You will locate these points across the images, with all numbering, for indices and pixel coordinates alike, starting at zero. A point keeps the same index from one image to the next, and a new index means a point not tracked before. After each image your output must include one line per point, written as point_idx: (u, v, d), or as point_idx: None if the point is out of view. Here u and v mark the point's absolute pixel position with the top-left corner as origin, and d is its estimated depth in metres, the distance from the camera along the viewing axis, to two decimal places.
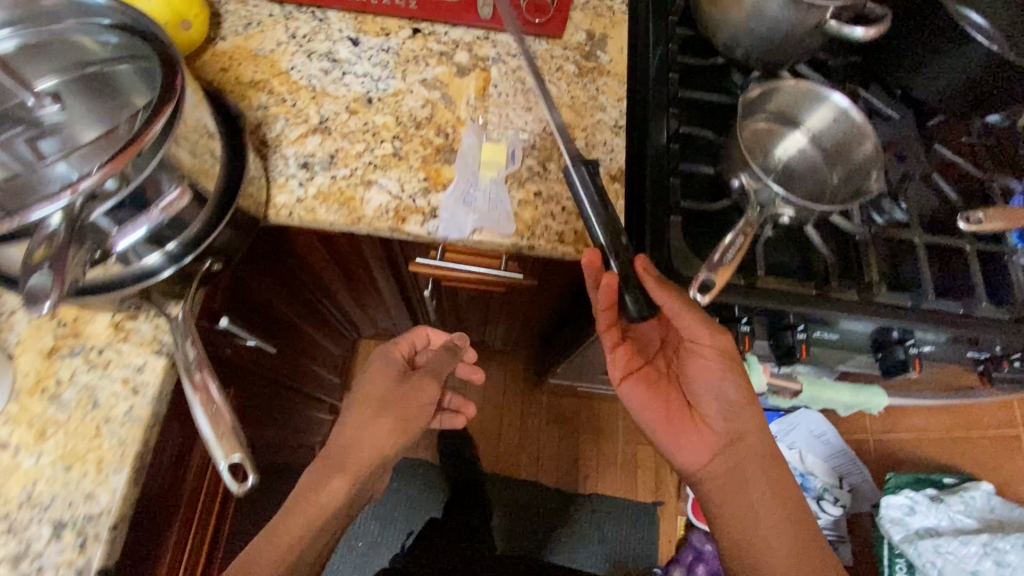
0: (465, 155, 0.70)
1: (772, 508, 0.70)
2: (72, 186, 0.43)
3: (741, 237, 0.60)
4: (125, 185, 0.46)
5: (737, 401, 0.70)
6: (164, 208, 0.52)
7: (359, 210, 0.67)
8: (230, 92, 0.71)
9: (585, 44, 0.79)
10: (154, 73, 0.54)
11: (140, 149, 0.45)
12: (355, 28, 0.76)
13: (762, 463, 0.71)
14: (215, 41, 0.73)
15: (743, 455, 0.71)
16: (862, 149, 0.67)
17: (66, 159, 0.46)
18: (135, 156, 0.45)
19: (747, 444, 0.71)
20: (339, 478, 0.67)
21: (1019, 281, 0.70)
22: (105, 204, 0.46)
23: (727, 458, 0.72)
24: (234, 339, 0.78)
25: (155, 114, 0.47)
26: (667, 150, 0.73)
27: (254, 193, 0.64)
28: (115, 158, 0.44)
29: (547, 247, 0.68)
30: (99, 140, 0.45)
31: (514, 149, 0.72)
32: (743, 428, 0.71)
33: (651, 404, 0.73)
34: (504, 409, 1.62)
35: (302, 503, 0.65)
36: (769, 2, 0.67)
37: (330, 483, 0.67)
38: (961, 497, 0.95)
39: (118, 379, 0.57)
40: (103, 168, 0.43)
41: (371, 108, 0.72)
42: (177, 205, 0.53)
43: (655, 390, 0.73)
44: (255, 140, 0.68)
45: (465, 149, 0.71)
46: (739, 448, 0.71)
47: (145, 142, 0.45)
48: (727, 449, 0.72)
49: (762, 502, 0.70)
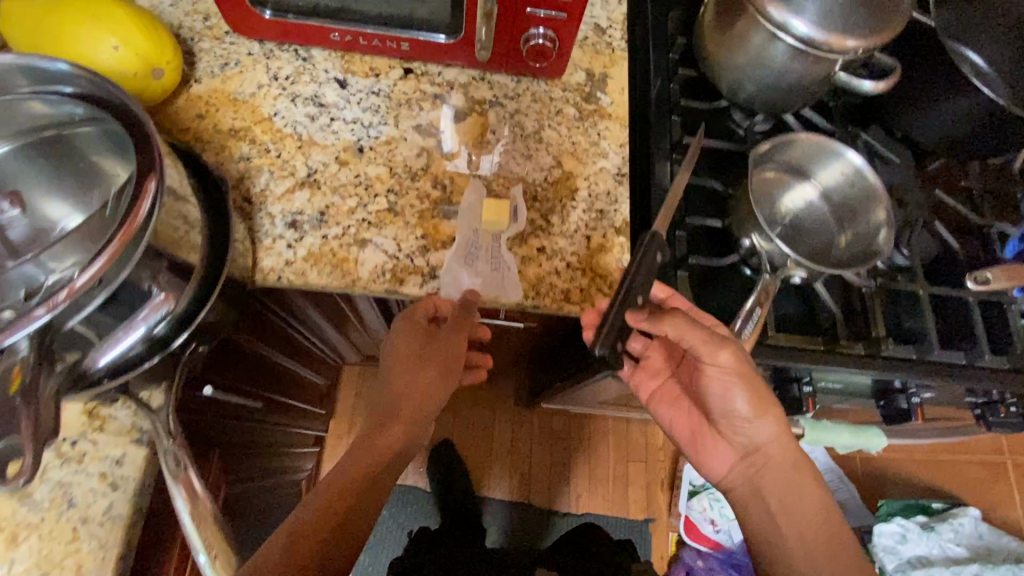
0: (467, 211, 0.67)
1: (798, 511, 0.65)
2: (70, 285, 0.41)
3: (760, 309, 0.63)
4: (119, 272, 0.44)
5: (750, 413, 0.66)
6: (143, 318, 0.49)
7: (354, 272, 0.62)
8: (208, 141, 0.65)
9: (585, 84, 0.76)
10: (126, 147, 0.49)
11: (136, 229, 0.44)
12: (341, 68, 0.72)
13: (785, 472, 0.66)
14: (189, 84, 0.68)
15: (766, 468, 0.67)
16: (872, 209, 0.66)
17: (48, 255, 0.45)
18: (131, 239, 0.44)
19: (767, 453, 0.67)
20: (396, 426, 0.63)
21: (1017, 330, 0.70)
22: (97, 297, 0.44)
23: (749, 470, 0.68)
24: (218, 402, 0.73)
25: (139, 187, 0.45)
26: (672, 199, 0.71)
27: (239, 260, 0.59)
28: (111, 246, 0.42)
29: (553, 307, 0.65)
30: (86, 230, 0.45)
31: (517, 205, 0.68)
32: (760, 440, 0.67)
33: (675, 417, 0.74)
34: (494, 430, 1.59)
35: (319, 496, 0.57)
36: (776, 53, 0.65)
37: (387, 431, 0.62)
38: (952, 525, 1.02)
39: (94, 474, 0.52)
40: (100, 259, 0.42)
41: (362, 159, 0.67)
42: (156, 312, 0.50)
43: (676, 404, 0.74)
44: (236, 197, 0.63)
45: (466, 204, 0.68)
46: (760, 460, 0.67)
47: (138, 222, 0.44)
48: (750, 460, 0.68)
49: (784, 510, 0.65)
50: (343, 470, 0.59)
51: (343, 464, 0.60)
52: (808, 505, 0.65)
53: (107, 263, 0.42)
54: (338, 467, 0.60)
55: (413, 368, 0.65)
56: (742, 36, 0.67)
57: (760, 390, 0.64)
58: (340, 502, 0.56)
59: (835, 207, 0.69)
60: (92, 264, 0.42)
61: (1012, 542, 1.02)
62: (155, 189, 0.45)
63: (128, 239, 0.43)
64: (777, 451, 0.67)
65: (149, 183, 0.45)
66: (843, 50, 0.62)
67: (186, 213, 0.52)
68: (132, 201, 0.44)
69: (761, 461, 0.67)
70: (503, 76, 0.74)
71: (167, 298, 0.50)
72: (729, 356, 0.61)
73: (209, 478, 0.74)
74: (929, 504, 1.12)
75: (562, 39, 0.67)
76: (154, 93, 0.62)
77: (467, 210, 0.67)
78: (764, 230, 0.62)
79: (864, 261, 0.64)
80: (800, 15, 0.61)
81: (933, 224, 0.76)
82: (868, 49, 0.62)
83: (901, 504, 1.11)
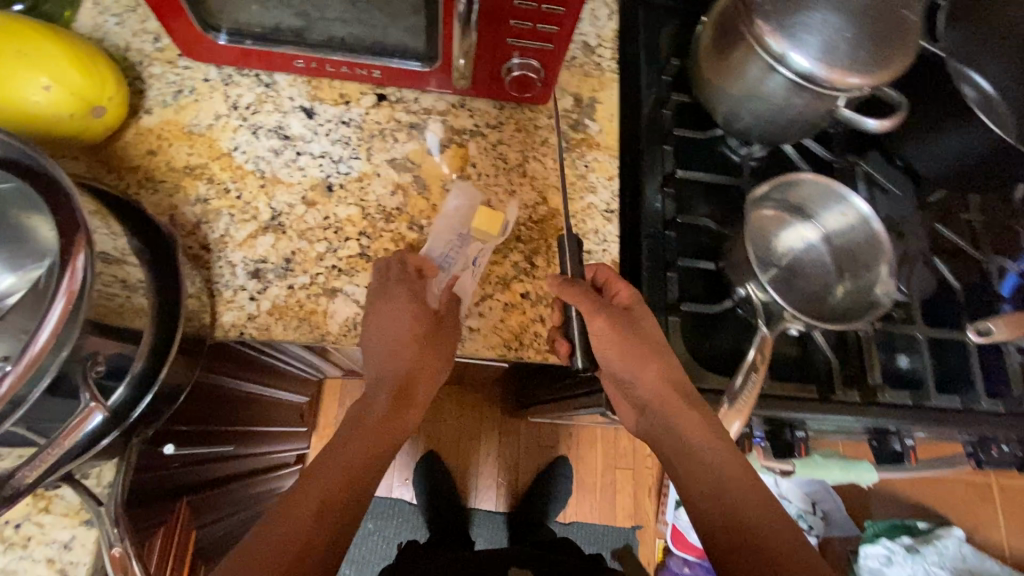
0: (451, 218, 0.64)
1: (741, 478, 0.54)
2: (22, 356, 0.37)
3: (754, 377, 0.56)
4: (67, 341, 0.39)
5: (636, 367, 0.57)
6: (70, 433, 0.42)
7: (323, 325, 0.58)
8: (161, 182, 0.60)
9: (572, 111, 0.71)
10: (37, 205, 0.43)
11: (79, 288, 0.39)
12: (308, 94, 0.66)
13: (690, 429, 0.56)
14: (139, 116, 0.62)
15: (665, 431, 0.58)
16: (873, 261, 0.62)
17: None
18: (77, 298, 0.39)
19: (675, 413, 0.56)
20: (414, 410, 0.60)
21: (1015, 372, 0.68)
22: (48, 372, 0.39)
23: (656, 435, 0.59)
24: (183, 450, 0.69)
25: (70, 245, 0.39)
26: (664, 237, 0.67)
27: (196, 317, 0.54)
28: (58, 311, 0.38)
29: (536, 358, 0.61)
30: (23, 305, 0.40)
31: (511, 218, 0.65)
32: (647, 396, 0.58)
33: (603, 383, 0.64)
34: (479, 438, 1.54)
35: (303, 490, 0.52)
36: (774, 87, 0.61)
37: (406, 414, 0.59)
38: (938, 548, 1.07)
39: (40, 560, 0.48)
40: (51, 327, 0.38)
41: (332, 198, 0.62)
42: (83, 428, 0.42)
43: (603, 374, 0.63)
44: (192, 244, 0.58)
45: (451, 211, 0.64)
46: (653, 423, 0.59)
47: (79, 281, 0.39)
48: (649, 421, 0.59)
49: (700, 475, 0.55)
50: (334, 462, 0.54)
51: (332, 453, 0.55)
52: (699, 468, 0.55)
53: (43, 351, 0.38)
54: (326, 458, 0.55)
55: (405, 346, 0.58)
56: (739, 64, 0.62)
57: (652, 344, 0.58)
58: (329, 497, 0.52)
59: (834, 253, 0.66)
60: (30, 347, 0.37)
61: (994, 566, 1.06)
62: (85, 259, 0.39)
63: (61, 320, 0.38)
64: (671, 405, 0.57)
65: (76, 253, 0.39)
66: (847, 87, 0.57)
67: (127, 276, 0.47)
68: (62, 272, 0.39)
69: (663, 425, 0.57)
70: (485, 102, 0.69)
71: (94, 410, 0.42)
72: (601, 321, 0.57)
73: (178, 531, 0.70)
74: (914, 524, 1.16)
75: (547, 68, 0.62)
76: (91, 132, 0.56)
77: (453, 215, 0.64)
78: (761, 281, 0.59)
79: (867, 313, 0.60)
80: (801, 51, 0.56)
81: (932, 260, 0.73)
82: (872, 86, 0.58)
83: (887, 524, 1.16)
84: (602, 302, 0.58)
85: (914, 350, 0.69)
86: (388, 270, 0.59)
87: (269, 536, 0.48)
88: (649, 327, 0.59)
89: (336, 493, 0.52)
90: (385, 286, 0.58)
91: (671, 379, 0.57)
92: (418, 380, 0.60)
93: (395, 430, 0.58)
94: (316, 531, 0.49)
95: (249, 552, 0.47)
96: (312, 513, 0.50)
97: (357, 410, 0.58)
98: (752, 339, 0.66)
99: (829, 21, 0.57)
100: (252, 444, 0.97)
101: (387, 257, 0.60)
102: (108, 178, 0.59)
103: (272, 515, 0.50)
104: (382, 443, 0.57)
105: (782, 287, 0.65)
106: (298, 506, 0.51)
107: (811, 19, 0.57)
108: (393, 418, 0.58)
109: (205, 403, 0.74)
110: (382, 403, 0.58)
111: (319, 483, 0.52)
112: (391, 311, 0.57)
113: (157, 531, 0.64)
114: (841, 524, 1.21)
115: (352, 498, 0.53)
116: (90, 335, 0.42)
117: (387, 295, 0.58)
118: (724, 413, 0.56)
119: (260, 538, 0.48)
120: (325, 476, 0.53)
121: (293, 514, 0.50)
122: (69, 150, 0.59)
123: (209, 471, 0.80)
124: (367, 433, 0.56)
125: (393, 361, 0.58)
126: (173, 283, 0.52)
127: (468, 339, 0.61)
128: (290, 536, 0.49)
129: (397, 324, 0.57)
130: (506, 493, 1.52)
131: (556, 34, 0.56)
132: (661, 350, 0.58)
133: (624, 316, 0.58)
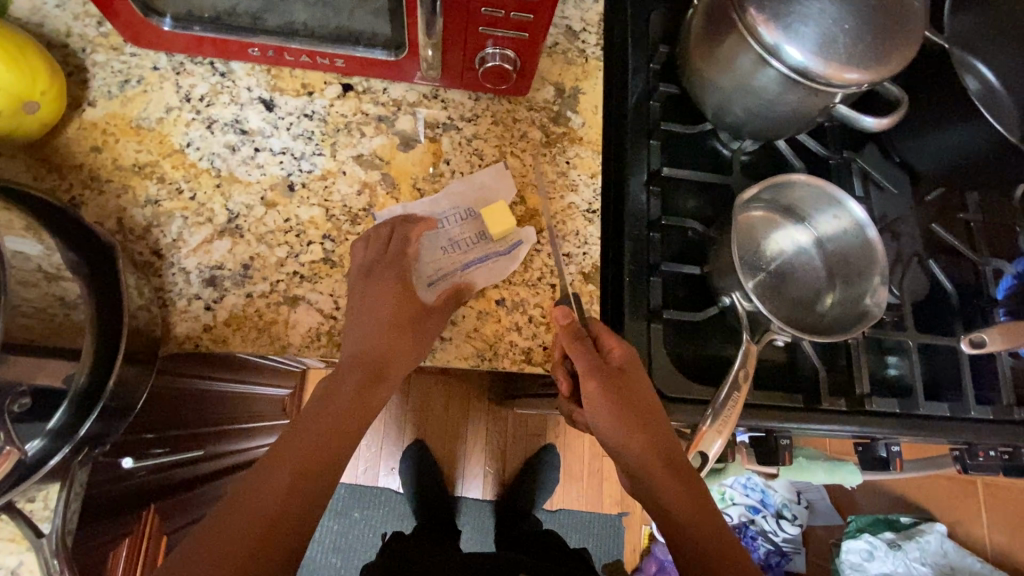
0: (473, 192, 0.62)
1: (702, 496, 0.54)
2: None
3: (738, 391, 0.54)
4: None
5: (612, 402, 0.54)
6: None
7: (284, 335, 0.55)
8: (107, 182, 0.56)
9: (553, 102, 0.66)
10: None
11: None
12: (267, 84, 0.61)
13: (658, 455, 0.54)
14: (83, 108, 0.58)
15: (631, 444, 0.55)
16: (865, 270, 0.60)
17: None
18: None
19: (647, 434, 0.54)
20: (387, 388, 0.54)
21: (1006, 378, 0.66)
22: None
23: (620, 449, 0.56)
24: (147, 458, 0.66)
25: None
26: (648, 239, 0.63)
27: (145, 329, 0.51)
28: None
29: (511, 368, 0.58)
30: None
31: (521, 241, 0.61)
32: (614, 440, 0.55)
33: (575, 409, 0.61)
34: (466, 425, 1.50)
35: (248, 493, 0.47)
36: (766, 81, 0.56)
37: (378, 394, 0.54)
38: (918, 545, 1.09)
39: None
40: None
41: (293, 199, 0.58)
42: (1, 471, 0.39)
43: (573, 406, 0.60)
44: (144, 249, 0.55)
45: (476, 184, 0.62)
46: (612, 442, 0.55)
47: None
48: (610, 431, 0.55)
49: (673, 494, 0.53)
50: (283, 463, 0.49)
51: (282, 451, 0.49)
52: (669, 482, 0.53)
53: None
54: (273, 457, 0.49)
55: (378, 330, 0.54)
56: (729, 56, 0.57)
57: (627, 394, 0.55)
58: (283, 501, 0.47)
59: (825, 257, 0.63)
60: None
61: (976, 563, 1.07)
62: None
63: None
64: (637, 417, 0.54)
65: None
66: (844, 83, 0.53)
67: (62, 293, 0.43)
68: None
69: (632, 436, 0.54)
70: (459, 93, 0.65)
71: (11, 452, 0.39)
72: (594, 383, 0.55)
73: (146, 540, 0.67)
74: (897, 519, 1.18)
75: (523, 59, 0.57)
76: (24, 129, 0.51)
77: (477, 187, 0.62)
78: (745, 290, 0.56)
79: (854, 324, 0.58)
80: (796, 44, 0.52)
81: (927, 261, 0.70)
82: (872, 82, 0.54)
83: (869, 518, 1.19)
84: (599, 366, 0.55)
85: (906, 356, 0.67)
86: (381, 245, 0.56)
87: (214, 544, 0.45)
88: (637, 387, 0.55)
89: (287, 498, 0.47)
90: (371, 269, 0.55)
91: (641, 415, 0.55)
92: (393, 364, 0.54)
93: (365, 412, 0.53)
94: (268, 536, 0.46)
95: (190, 561, 0.44)
96: (263, 520, 0.46)
97: (317, 396, 0.53)
98: (739, 348, 0.63)
99: (827, 10, 0.52)
100: (228, 442, 0.94)
101: (393, 229, 0.57)
102: (49, 179, 0.55)
103: (216, 518, 0.46)
104: (340, 437, 0.51)
105: (768, 293, 0.62)
106: (252, 505, 0.47)
107: (807, 8, 0.52)
108: (363, 398, 0.52)
109: (170, 407, 0.72)
110: (351, 384, 0.52)
111: (267, 484, 0.48)
112: (379, 296, 0.54)
113: (121, 543, 0.61)
114: (825, 514, 1.31)
115: (307, 500, 0.48)
116: (16, 357, 0.38)
117: (371, 278, 0.55)
118: (704, 430, 0.54)
119: (202, 545, 0.45)
120: (289, 472, 0.48)
121: (241, 518, 0.46)
122: (5, 149, 0.54)
123: (178, 473, 0.77)
124: (325, 424, 0.51)
125: (374, 347, 0.53)
126: (117, 295, 0.48)
127: (440, 349, 0.57)
128: (239, 543, 0.45)
129: (379, 310, 0.54)
130: (493, 481, 1.50)
131: (531, 22, 0.52)
132: (639, 390, 0.55)
133: (610, 373, 0.55)
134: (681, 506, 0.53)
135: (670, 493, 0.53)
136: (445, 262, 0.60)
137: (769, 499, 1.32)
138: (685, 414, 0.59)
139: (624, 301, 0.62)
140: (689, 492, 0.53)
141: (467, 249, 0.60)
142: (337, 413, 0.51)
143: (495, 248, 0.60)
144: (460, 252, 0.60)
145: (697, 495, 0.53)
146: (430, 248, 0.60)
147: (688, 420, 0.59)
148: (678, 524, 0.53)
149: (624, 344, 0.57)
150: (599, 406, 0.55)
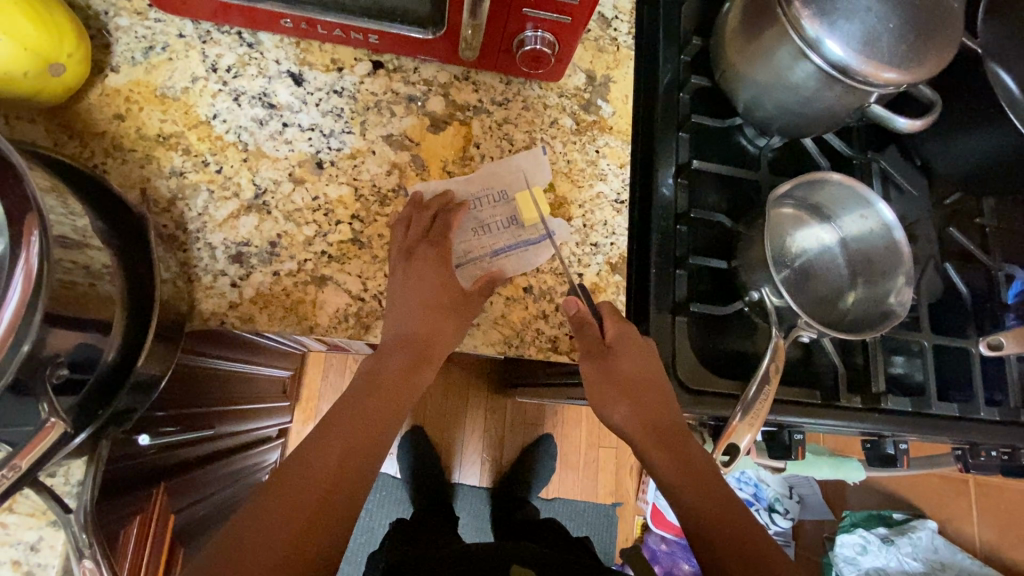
0: (507, 177, 0.61)
1: (720, 483, 0.55)
2: None
3: (769, 386, 0.55)
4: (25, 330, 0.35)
5: (619, 390, 0.56)
6: (27, 457, 0.36)
7: (311, 315, 0.54)
8: (130, 151, 0.55)
9: (584, 89, 0.65)
10: None
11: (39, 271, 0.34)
12: (296, 58, 0.60)
13: (671, 442, 0.56)
14: (106, 74, 0.56)
15: (648, 440, 0.56)
16: (888, 268, 0.61)
17: None
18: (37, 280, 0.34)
19: (661, 420, 0.56)
20: (429, 368, 0.55)
21: (1014, 380, 0.67)
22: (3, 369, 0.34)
23: (636, 444, 0.57)
24: (156, 433, 0.64)
25: (14, 226, 0.34)
26: (675, 232, 0.64)
27: (171, 302, 0.50)
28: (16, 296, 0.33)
29: (537, 356, 0.58)
30: None
31: (552, 227, 0.60)
32: (623, 426, 0.57)
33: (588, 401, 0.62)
34: (465, 411, 1.49)
35: (291, 479, 0.48)
36: (805, 77, 0.56)
37: (419, 374, 0.54)
38: (910, 540, 1.13)
39: (3, 563, 0.44)
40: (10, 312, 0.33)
41: (321, 176, 0.57)
42: (46, 445, 0.37)
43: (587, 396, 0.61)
44: (168, 222, 0.54)
45: (511, 168, 0.61)
46: (633, 439, 0.56)
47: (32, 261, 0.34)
48: (622, 420, 0.57)
49: (688, 481, 0.54)
50: (325, 448, 0.49)
51: (321, 439, 0.50)
52: (693, 480, 0.54)
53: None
54: (315, 442, 0.50)
55: (420, 309, 0.54)
56: (768, 50, 0.57)
57: (626, 383, 0.56)
58: (326, 493, 0.47)
59: (849, 257, 0.64)
60: None
61: (967, 560, 1.10)
62: (39, 242, 0.35)
63: (19, 310, 0.34)
64: (655, 411, 0.56)
65: (29, 235, 0.34)
66: (882, 82, 0.53)
67: (92, 262, 0.42)
68: (11, 256, 0.34)
69: (656, 436, 0.56)
70: (490, 76, 0.64)
71: (55, 425, 0.37)
72: (589, 366, 0.56)
73: (155, 520, 0.65)
74: (890, 515, 1.23)
75: (563, 43, 0.56)
76: (48, 93, 0.50)
77: (510, 170, 0.61)
78: (776, 285, 0.56)
79: (881, 322, 0.58)
80: (839, 39, 0.52)
81: (943, 264, 0.70)
82: (909, 84, 0.54)
83: (862, 514, 1.25)
84: (589, 350, 0.56)
85: (920, 357, 0.67)
86: (421, 226, 0.56)
87: (257, 530, 0.45)
88: (624, 365, 0.56)
89: (329, 487, 0.48)
90: (412, 249, 0.55)
91: (650, 404, 0.56)
92: (434, 345, 0.54)
93: (407, 393, 0.54)
94: (312, 525, 0.46)
95: (236, 542, 0.44)
96: (308, 507, 0.46)
97: (359, 380, 0.54)
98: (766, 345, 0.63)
99: (872, 8, 0.52)
100: (233, 423, 0.92)
101: (432, 212, 0.57)
102: (70, 145, 0.54)
103: (258, 502, 0.47)
104: (379, 428, 0.52)
105: (793, 290, 0.63)
106: (299, 482, 0.47)
107: (853, 5, 0.52)
108: (406, 380, 0.54)
109: (181, 383, 0.70)
110: (397, 365, 0.53)
111: (311, 469, 0.48)
112: (420, 278, 0.54)
113: (132, 522, 0.59)
114: (816, 509, 1.37)
115: (349, 491, 0.48)
116: (52, 328, 0.37)
117: (414, 259, 0.55)
118: (735, 424, 0.55)
119: (245, 531, 0.45)
120: (336, 451, 0.49)
121: (285, 506, 0.46)
122: (25, 112, 0.53)
123: (185, 453, 0.75)
124: (366, 409, 0.52)
125: (415, 328, 0.54)
126: (144, 269, 0.47)
127: (468, 335, 0.57)
128: (287, 525, 0.45)
129: (421, 291, 0.54)
130: (490, 469, 1.49)
131: (576, 6, 0.51)
132: (651, 380, 0.56)
133: (598, 356, 0.56)
134: (708, 508, 0.53)
135: (696, 494, 0.54)
136: (475, 246, 0.59)
137: (762, 492, 1.36)
138: (707, 407, 0.59)
139: (649, 293, 0.63)
140: (704, 481, 0.54)
141: (498, 233, 0.60)
142: (377, 401, 0.52)
143: (524, 234, 0.60)
144: (490, 237, 0.60)
145: (719, 494, 0.54)
146: (462, 231, 0.60)
147: (712, 413, 0.59)
148: (700, 520, 0.53)
149: (620, 323, 0.57)
150: (617, 401, 0.56)
